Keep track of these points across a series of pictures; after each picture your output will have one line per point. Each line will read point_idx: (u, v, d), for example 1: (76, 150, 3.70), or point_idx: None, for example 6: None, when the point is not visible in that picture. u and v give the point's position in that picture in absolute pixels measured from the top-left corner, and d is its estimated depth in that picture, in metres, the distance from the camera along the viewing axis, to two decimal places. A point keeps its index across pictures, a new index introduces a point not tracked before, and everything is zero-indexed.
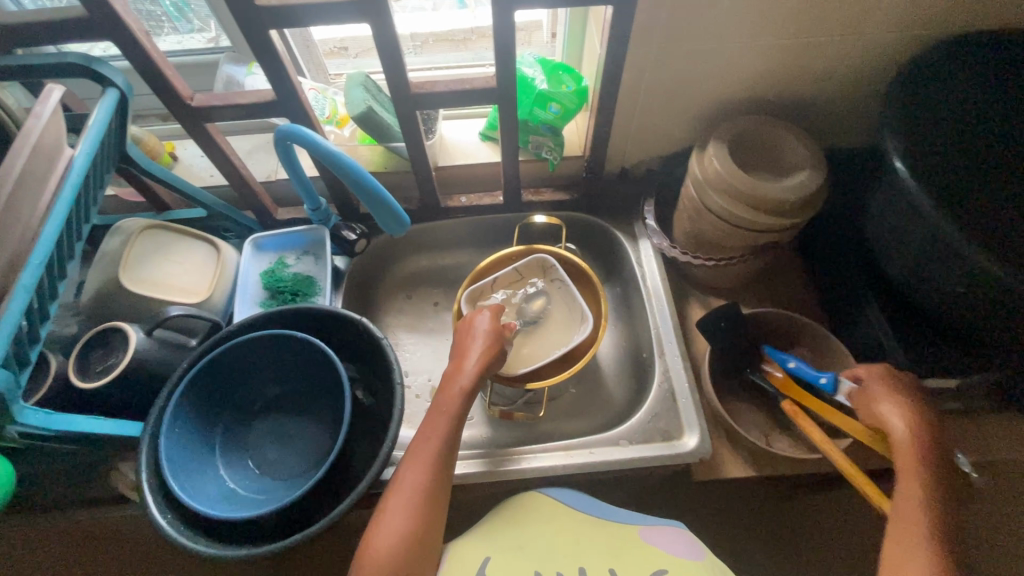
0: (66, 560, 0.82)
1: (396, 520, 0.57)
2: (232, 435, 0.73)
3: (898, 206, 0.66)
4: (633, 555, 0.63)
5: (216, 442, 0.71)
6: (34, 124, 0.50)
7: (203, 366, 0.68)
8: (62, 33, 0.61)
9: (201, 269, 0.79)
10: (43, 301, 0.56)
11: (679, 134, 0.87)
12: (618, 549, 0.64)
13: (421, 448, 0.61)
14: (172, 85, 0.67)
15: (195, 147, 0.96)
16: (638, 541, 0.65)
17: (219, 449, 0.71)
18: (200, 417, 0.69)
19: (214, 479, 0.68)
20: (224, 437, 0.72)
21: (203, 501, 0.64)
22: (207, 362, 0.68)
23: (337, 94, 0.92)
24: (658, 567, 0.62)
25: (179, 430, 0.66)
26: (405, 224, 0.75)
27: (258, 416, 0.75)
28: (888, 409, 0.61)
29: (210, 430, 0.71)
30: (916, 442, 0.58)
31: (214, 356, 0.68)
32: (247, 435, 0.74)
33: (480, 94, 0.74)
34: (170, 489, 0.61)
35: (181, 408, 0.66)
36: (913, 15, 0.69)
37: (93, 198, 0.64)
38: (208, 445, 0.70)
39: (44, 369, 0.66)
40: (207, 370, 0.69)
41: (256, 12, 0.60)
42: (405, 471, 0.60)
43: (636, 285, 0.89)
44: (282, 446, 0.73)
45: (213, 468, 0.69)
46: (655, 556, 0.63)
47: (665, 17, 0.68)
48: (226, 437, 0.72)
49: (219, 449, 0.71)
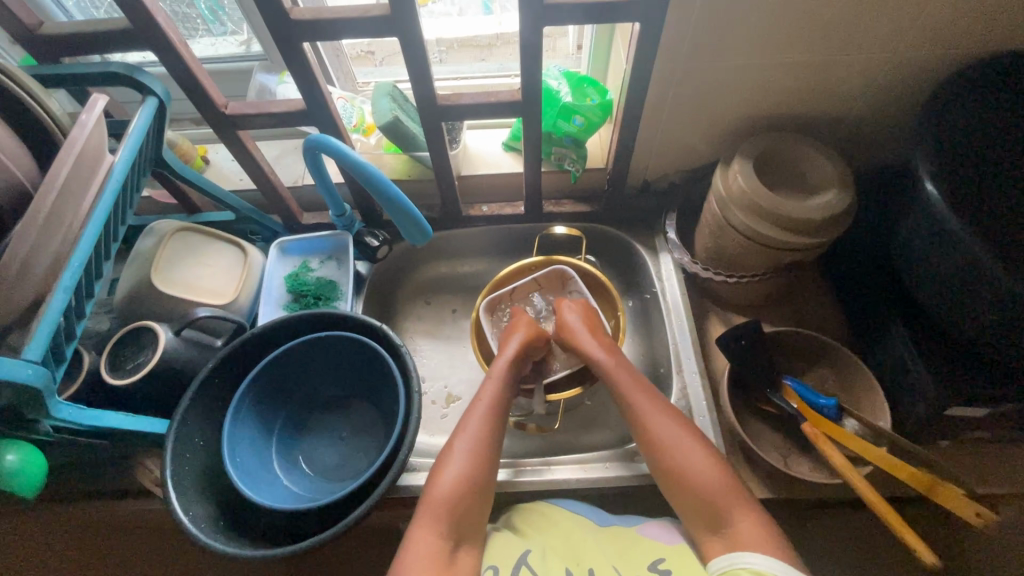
0: (80, 555, 0.84)
1: (460, 462, 0.62)
2: (284, 437, 0.75)
3: (926, 230, 0.65)
4: (634, 550, 0.62)
5: (271, 443, 0.73)
6: (79, 132, 0.52)
7: (255, 375, 0.71)
8: (106, 44, 0.64)
9: (228, 271, 0.82)
10: (80, 299, 0.58)
11: (702, 148, 0.86)
12: (624, 549, 0.63)
13: (477, 406, 0.67)
14: (208, 94, 0.69)
15: (225, 151, 0.99)
16: (636, 536, 0.64)
17: (277, 448, 0.74)
18: (261, 420, 0.73)
19: (273, 478, 0.70)
20: (280, 437, 0.75)
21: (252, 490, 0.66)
22: (256, 373, 0.71)
23: (363, 103, 0.94)
24: (656, 558, 0.61)
25: (239, 429, 0.69)
26: (427, 233, 0.76)
27: (313, 419, 0.78)
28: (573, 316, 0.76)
29: (265, 431, 0.73)
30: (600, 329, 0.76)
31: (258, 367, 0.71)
32: (298, 437, 0.76)
33: (505, 107, 0.75)
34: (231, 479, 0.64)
35: (242, 410, 0.70)
36: (949, 33, 0.68)
37: (130, 200, 0.66)
38: (266, 445, 0.73)
39: (77, 364, 0.69)
40: (255, 379, 0.71)
41: (289, 26, 0.62)
42: (465, 423, 0.65)
43: (656, 300, 0.88)
44: (334, 447, 0.76)
45: (270, 465, 0.72)
46: (652, 547, 0.62)
47: (692, 32, 0.68)
48: (279, 439, 0.75)
49: (276, 453, 0.73)
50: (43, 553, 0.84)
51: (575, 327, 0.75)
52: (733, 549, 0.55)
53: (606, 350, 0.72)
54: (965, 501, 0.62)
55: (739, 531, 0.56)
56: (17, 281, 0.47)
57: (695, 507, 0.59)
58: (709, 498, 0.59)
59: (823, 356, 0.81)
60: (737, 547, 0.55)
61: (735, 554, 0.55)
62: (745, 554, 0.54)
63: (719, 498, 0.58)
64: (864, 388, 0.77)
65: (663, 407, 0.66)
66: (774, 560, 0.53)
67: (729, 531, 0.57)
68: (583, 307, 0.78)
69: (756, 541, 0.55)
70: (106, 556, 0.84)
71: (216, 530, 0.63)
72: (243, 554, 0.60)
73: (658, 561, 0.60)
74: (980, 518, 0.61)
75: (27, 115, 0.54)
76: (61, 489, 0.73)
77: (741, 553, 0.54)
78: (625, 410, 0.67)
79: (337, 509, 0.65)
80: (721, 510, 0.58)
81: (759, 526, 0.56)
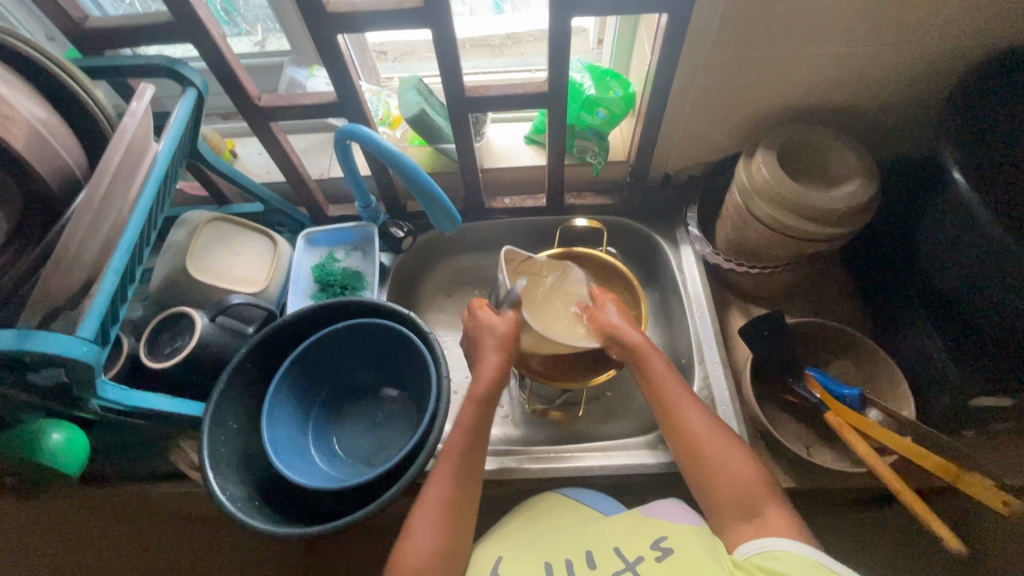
0: (114, 536, 0.87)
1: (427, 536, 0.59)
2: (318, 418, 0.77)
3: (954, 217, 0.65)
4: (638, 533, 0.63)
5: (305, 424, 0.75)
6: (129, 122, 0.54)
7: (296, 356, 0.72)
8: (149, 37, 0.66)
9: (259, 261, 0.84)
10: (125, 284, 0.60)
11: (725, 140, 0.87)
12: (628, 532, 0.63)
13: (442, 470, 0.63)
14: (244, 86, 0.71)
15: (253, 145, 1.01)
16: (641, 518, 0.65)
17: (312, 428, 0.76)
18: (300, 405, 0.75)
19: (307, 458, 0.72)
20: (314, 420, 0.77)
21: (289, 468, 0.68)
22: (300, 352, 0.73)
23: (389, 97, 0.96)
24: (658, 536, 0.61)
25: (277, 413, 0.71)
26: (456, 220, 0.77)
27: (345, 402, 0.80)
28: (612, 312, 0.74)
29: (301, 413, 0.75)
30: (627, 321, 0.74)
31: (303, 347, 0.73)
32: (332, 418, 0.79)
33: (532, 99, 0.76)
34: (270, 458, 0.66)
35: (280, 393, 0.71)
36: (977, 22, 0.68)
37: (168, 190, 0.68)
38: (304, 426, 0.75)
39: (118, 350, 0.71)
40: (295, 362, 0.73)
41: (325, 18, 0.63)
42: (431, 488, 0.62)
43: (678, 291, 0.89)
44: (366, 429, 0.78)
45: (305, 445, 0.73)
46: (656, 527, 0.62)
47: (718, 24, 0.68)
48: (313, 422, 0.76)
49: (310, 434, 0.75)
50: (80, 535, 0.87)
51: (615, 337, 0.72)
52: (763, 535, 0.56)
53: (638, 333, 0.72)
54: (990, 490, 0.62)
55: (767, 522, 0.57)
56: (73, 264, 0.49)
57: (724, 497, 0.60)
58: (742, 487, 0.60)
59: (845, 347, 0.82)
60: (769, 533, 0.55)
61: (767, 538, 0.55)
62: (779, 540, 0.54)
63: (749, 489, 0.59)
64: (887, 377, 0.77)
65: (682, 395, 0.67)
66: (812, 547, 0.53)
67: (758, 518, 0.57)
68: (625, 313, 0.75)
69: (789, 530, 0.55)
70: (142, 538, 0.87)
71: (251, 509, 0.65)
72: (276, 533, 0.61)
73: (660, 539, 0.60)
74: (1008, 507, 0.61)
75: (77, 105, 0.56)
76: (100, 472, 0.75)
77: (772, 537, 0.55)
78: (655, 400, 0.68)
79: (368, 493, 0.67)
80: (756, 498, 0.59)
81: (786, 514, 0.57)
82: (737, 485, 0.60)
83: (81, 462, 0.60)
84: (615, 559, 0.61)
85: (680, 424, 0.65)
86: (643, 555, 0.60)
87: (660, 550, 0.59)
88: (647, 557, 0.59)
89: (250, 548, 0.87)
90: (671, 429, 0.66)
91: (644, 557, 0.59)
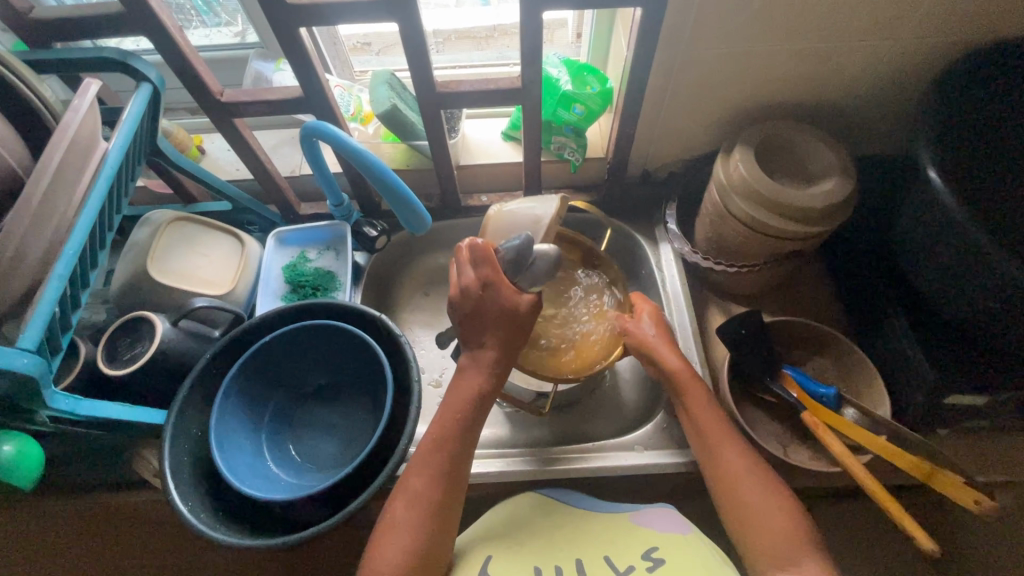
0: (76, 546, 0.84)
1: (402, 534, 0.57)
2: (274, 424, 0.75)
3: (928, 219, 0.64)
4: (627, 541, 0.63)
5: (261, 433, 0.73)
6: (72, 117, 0.51)
7: (251, 356, 0.71)
8: (101, 30, 0.63)
9: (226, 262, 0.81)
10: (76, 289, 0.57)
11: (704, 137, 0.85)
12: (618, 540, 0.64)
13: (420, 460, 0.61)
14: (204, 81, 0.68)
15: (221, 140, 0.98)
16: (631, 526, 0.65)
17: (266, 437, 0.73)
18: (249, 412, 0.72)
19: (264, 468, 0.70)
20: (271, 425, 0.75)
21: (246, 479, 0.66)
22: (257, 352, 0.71)
23: (361, 91, 0.93)
24: (648, 546, 0.62)
25: (226, 422, 0.68)
26: (427, 222, 0.76)
27: (303, 407, 0.77)
28: (648, 321, 0.72)
29: (255, 422, 0.73)
30: (660, 332, 0.71)
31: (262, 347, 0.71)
32: (288, 422, 0.76)
33: (505, 95, 0.74)
34: (223, 467, 0.64)
35: (228, 402, 0.69)
36: (953, 17, 0.67)
37: (125, 189, 0.65)
38: (257, 435, 0.72)
39: (74, 356, 0.68)
40: (247, 365, 0.71)
41: (286, 10, 0.61)
42: (411, 480, 0.60)
43: (656, 290, 0.88)
44: (322, 432, 0.76)
45: (261, 453, 0.72)
46: (645, 536, 0.63)
47: (693, 19, 0.67)
48: (270, 429, 0.74)
49: (266, 440, 0.73)
50: (40, 544, 0.84)
51: (651, 337, 0.70)
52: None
53: (676, 354, 0.70)
54: (964, 488, 0.62)
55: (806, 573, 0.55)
56: (11, 270, 0.47)
57: (761, 541, 0.58)
58: (777, 531, 0.57)
59: (822, 346, 0.81)
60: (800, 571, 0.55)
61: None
62: None
63: (786, 534, 0.57)
64: (865, 376, 0.76)
65: (720, 427, 0.65)
66: None
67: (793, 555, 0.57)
68: (658, 318, 0.73)
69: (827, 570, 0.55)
70: (105, 548, 0.84)
71: (214, 517, 0.63)
72: (236, 543, 0.60)
73: (650, 550, 0.61)
74: (979, 504, 0.61)
75: (18, 101, 0.53)
76: (58, 481, 0.73)
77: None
78: (694, 433, 0.66)
79: (334, 501, 0.65)
80: (787, 543, 0.57)
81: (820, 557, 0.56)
82: (774, 530, 0.58)
83: (37, 474, 0.56)
84: (605, 568, 0.61)
85: (720, 463, 0.63)
86: (633, 565, 0.61)
87: (651, 560, 0.60)
88: (637, 566, 0.60)
89: (217, 554, 0.85)
90: (711, 467, 0.63)
91: (634, 567, 0.60)
